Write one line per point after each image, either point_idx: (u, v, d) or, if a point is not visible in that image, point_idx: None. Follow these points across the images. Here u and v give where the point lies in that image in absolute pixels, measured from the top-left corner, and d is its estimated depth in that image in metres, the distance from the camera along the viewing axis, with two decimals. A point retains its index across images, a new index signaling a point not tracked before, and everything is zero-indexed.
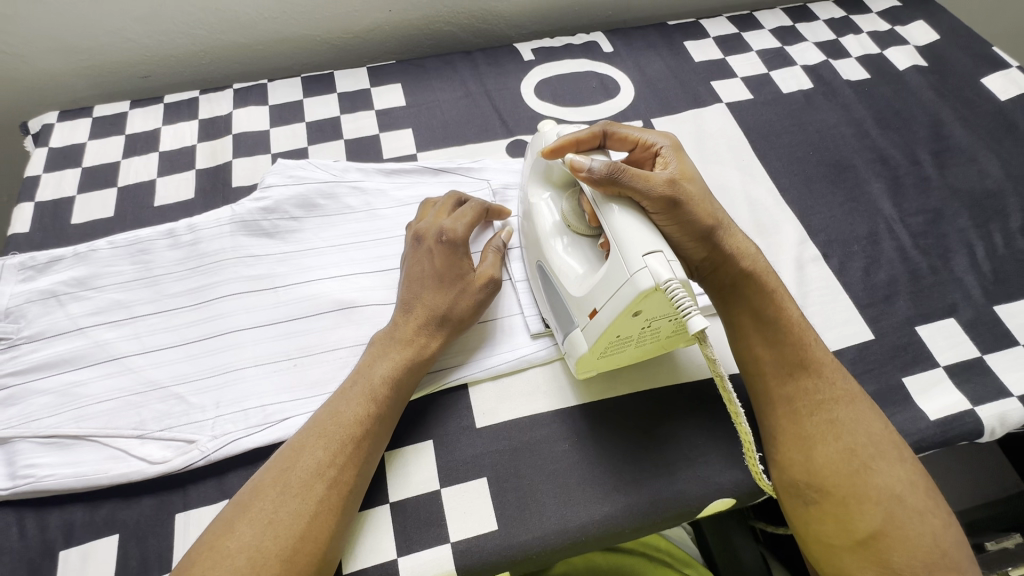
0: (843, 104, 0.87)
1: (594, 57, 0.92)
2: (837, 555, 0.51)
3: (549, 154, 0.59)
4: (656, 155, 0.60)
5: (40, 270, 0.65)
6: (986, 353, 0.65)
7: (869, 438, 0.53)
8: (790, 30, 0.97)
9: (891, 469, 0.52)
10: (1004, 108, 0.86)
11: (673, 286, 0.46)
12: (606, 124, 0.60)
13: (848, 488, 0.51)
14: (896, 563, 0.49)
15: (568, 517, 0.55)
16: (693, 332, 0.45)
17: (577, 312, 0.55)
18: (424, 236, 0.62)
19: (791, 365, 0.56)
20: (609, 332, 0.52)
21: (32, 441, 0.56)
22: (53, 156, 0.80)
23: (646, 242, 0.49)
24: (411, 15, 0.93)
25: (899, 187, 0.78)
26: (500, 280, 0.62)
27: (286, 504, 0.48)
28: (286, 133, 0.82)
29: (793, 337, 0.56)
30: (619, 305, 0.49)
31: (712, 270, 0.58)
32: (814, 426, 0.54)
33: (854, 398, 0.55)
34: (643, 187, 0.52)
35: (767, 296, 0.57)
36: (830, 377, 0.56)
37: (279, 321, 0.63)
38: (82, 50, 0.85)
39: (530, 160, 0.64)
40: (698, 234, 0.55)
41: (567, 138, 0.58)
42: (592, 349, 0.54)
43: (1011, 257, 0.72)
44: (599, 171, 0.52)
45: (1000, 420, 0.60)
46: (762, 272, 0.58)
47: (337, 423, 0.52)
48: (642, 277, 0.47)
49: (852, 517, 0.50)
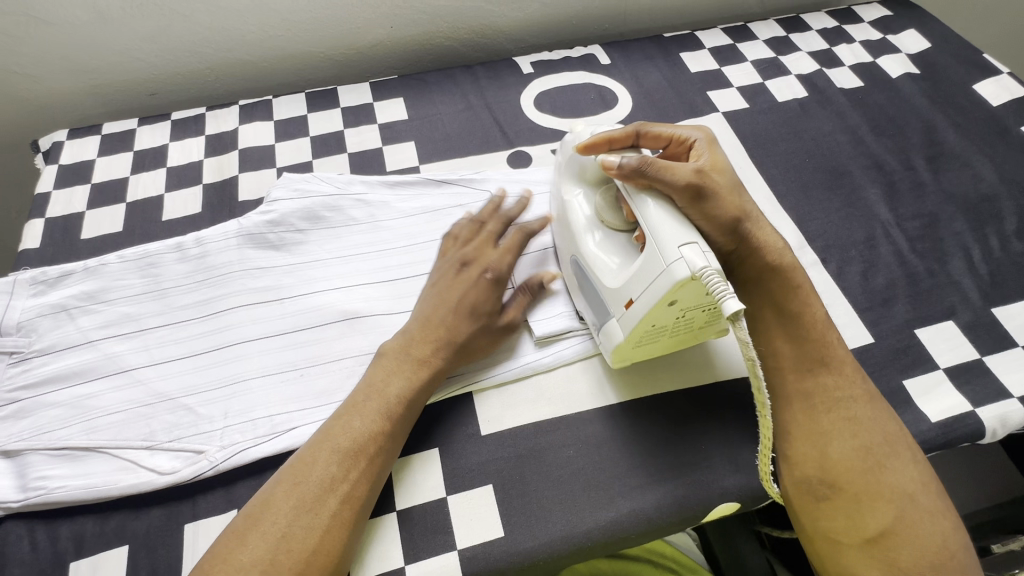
0: (838, 111, 0.88)
1: (592, 69, 0.94)
2: (843, 553, 0.51)
3: (583, 150, 0.61)
4: (690, 149, 0.62)
5: (52, 284, 0.67)
6: (985, 355, 0.65)
7: (886, 437, 0.54)
8: (783, 40, 0.99)
9: (905, 469, 0.53)
10: (995, 114, 0.87)
11: (708, 274, 0.48)
12: (640, 124, 0.62)
13: (860, 484, 0.52)
14: (903, 562, 0.49)
15: (574, 523, 0.55)
16: (727, 314, 0.46)
17: (612, 304, 0.57)
18: (472, 263, 0.64)
19: (810, 361, 0.57)
20: (645, 321, 0.53)
21: (44, 454, 0.57)
22: (64, 173, 0.82)
23: (681, 235, 0.51)
24: (412, 30, 0.95)
25: (895, 192, 0.79)
26: (518, 325, 0.64)
27: (300, 518, 0.49)
28: (291, 148, 0.84)
29: (815, 333, 0.58)
30: (655, 295, 0.51)
31: (739, 264, 0.59)
32: (831, 421, 0.54)
33: (872, 397, 0.56)
34: (668, 177, 0.54)
35: (791, 292, 0.58)
36: (850, 376, 0.57)
37: (286, 332, 0.64)
38: (91, 70, 0.87)
39: (564, 159, 0.65)
40: (727, 226, 0.56)
41: (601, 136, 0.60)
42: (628, 339, 0.56)
43: (1007, 259, 0.73)
44: (628, 166, 0.55)
45: (1001, 421, 0.61)
46: (791, 266, 0.59)
47: (351, 434, 0.53)
48: (679, 267, 0.49)
49: (861, 514, 0.51)
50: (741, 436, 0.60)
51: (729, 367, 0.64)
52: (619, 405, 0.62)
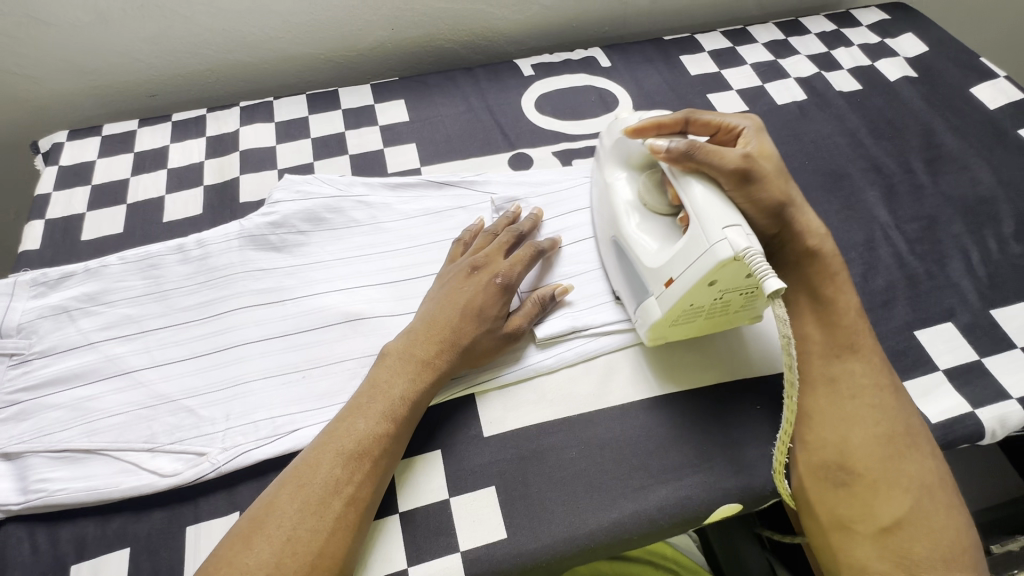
0: (837, 114, 0.89)
1: (593, 72, 0.94)
2: (856, 541, 0.53)
3: (631, 134, 0.63)
4: (738, 137, 0.64)
5: (52, 286, 0.67)
6: (984, 357, 0.66)
7: (908, 428, 0.55)
8: (783, 44, 0.99)
9: (924, 462, 0.54)
10: (993, 117, 0.88)
11: (751, 254, 0.50)
12: (690, 111, 0.63)
13: (880, 473, 0.53)
14: (916, 553, 0.51)
15: (577, 525, 0.55)
16: (767, 292, 0.49)
17: (651, 282, 0.59)
18: (482, 268, 0.63)
19: (840, 346, 0.59)
20: (683, 300, 0.55)
21: (44, 456, 0.57)
22: (64, 174, 0.81)
23: (725, 218, 0.53)
24: (413, 32, 0.95)
25: (894, 194, 0.80)
26: (525, 331, 0.63)
27: (304, 521, 0.49)
28: (292, 149, 0.84)
29: (845, 319, 0.60)
30: (696, 274, 0.53)
31: (781, 247, 0.62)
32: (856, 409, 0.56)
33: (896, 388, 0.57)
34: (717, 162, 0.56)
35: (825, 276, 0.62)
36: (878, 365, 0.58)
37: (288, 333, 0.64)
38: (92, 71, 0.87)
39: (610, 141, 0.68)
40: (772, 211, 0.59)
41: (650, 121, 0.62)
42: (666, 316, 0.58)
43: (1005, 262, 0.73)
44: (676, 149, 0.57)
45: (1001, 422, 0.61)
46: (831, 254, 0.62)
47: (355, 436, 0.53)
48: (722, 247, 0.51)
49: (877, 503, 0.53)
50: (743, 438, 0.60)
51: (729, 368, 0.64)
52: (621, 407, 0.62)
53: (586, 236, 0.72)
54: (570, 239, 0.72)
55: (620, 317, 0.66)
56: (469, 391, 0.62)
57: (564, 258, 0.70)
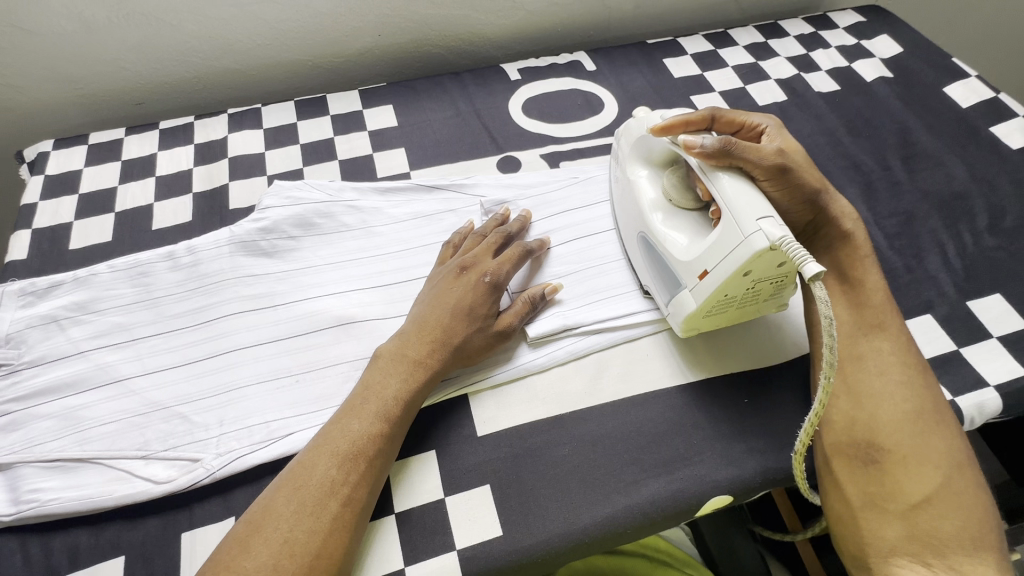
0: (816, 114, 0.91)
1: (578, 75, 0.96)
2: (887, 522, 0.53)
3: (660, 131, 0.63)
4: (761, 134, 0.66)
5: (41, 295, 0.66)
6: (962, 347, 0.68)
7: (936, 406, 0.57)
8: (763, 46, 1.01)
9: (952, 441, 0.56)
10: (965, 115, 0.91)
11: (787, 243, 0.52)
12: (713, 109, 0.65)
13: (909, 450, 0.55)
14: (945, 531, 0.52)
15: (573, 520, 0.56)
16: (807, 276, 0.50)
17: (684, 276, 0.60)
18: (470, 268, 0.64)
19: (867, 325, 0.61)
20: (718, 291, 0.56)
21: (35, 466, 0.57)
22: (50, 184, 0.81)
23: (758, 209, 0.54)
24: (400, 38, 0.96)
25: (873, 191, 0.82)
26: (517, 329, 0.64)
27: (300, 522, 0.49)
28: (281, 155, 0.84)
29: (874, 297, 0.62)
30: (732, 265, 0.54)
31: (816, 232, 0.65)
32: (883, 385, 0.57)
33: (923, 367, 0.59)
34: (755, 157, 0.58)
35: (855, 259, 0.64)
36: (905, 344, 0.60)
37: (281, 338, 0.65)
38: (78, 79, 0.87)
39: (630, 140, 0.69)
40: (806, 199, 0.63)
41: (677, 119, 0.63)
42: (701, 307, 0.59)
43: (980, 255, 0.75)
44: (712, 146, 0.58)
45: (978, 409, 0.63)
46: (861, 238, 0.65)
47: (349, 438, 0.53)
48: (758, 239, 0.52)
49: (905, 480, 0.54)
50: (732, 430, 0.62)
51: (715, 363, 0.66)
52: (613, 403, 0.63)
53: (574, 236, 0.73)
54: (559, 239, 0.73)
55: (610, 314, 0.67)
56: (460, 392, 0.62)
57: (553, 258, 0.71)
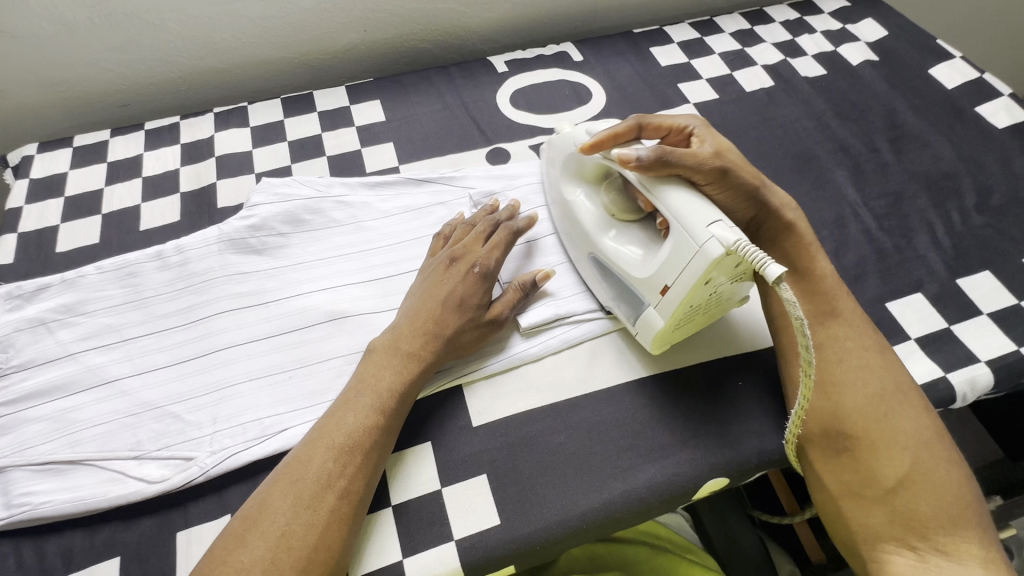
0: (803, 99, 0.91)
1: (565, 66, 0.95)
2: (868, 509, 0.54)
3: (590, 149, 0.62)
4: (689, 136, 0.65)
5: (28, 298, 0.66)
6: (954, 324, 0.68)
7: (896, 386, 0.57)
8: (749, 33, 1.02)
9: (916, 417, 0.56)
10: (951, 96, 0.91)
11: (743, 246, 0.50)
12: (638, 117, 0.63)
13: (877, 434, 0.55)
14: (924, 511, 0.52)
15: (569, 507, 0.56)
16: (771, 279, 0.48)
17: (646, 294, 0.59)
18: (460, 258, 0.64)
19: (822, 314, 0.60)
20: (683, 305, 0.56)
21: (27, 469, 0.56)
22: (36, 187, 0.80)
23: (707, 215, 0.53)
24: (386, 33, 0.96)
25: (861, 173, 0.82)
26: (508, 318, 0.63)
27: (298, 516, 0.49)
28: (269, 153, 0.83)
29: (823, 286, 0.62)
30: (692, 277, 0.53)
31: (759, 229, 0.65)
32: (844, 372, 0.57)
33: (881, 346, 0.59)
34: (694, 163, 0.58)
35: (802, 250, 0.63)
36: (859, 326, 0.60)
37: (272, 335, 0.64)
38: (60, 82, 0.86)
39: (561, 160, 0.69)
40: (748, 195, 0.62)
41: (606, 134, 0.61)
42: (668, 324, 0.58)
43: (969, 233, 0.76)
44: (648, 157, 0.56)
45: (970, 384, 0.64)
46: (805, 229, 0.64)
47: (346, 430, 0.53)
48: (712, 246, 0.51)
49: (880, 466, 0.54)
50: (727, 413, 0.62)
51: (709, 347, 0.66)
52: (607, 390, 0.63)
53: None
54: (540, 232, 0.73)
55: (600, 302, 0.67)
56: (456, 382, 0.62)
57: (544, 248, 0.71)
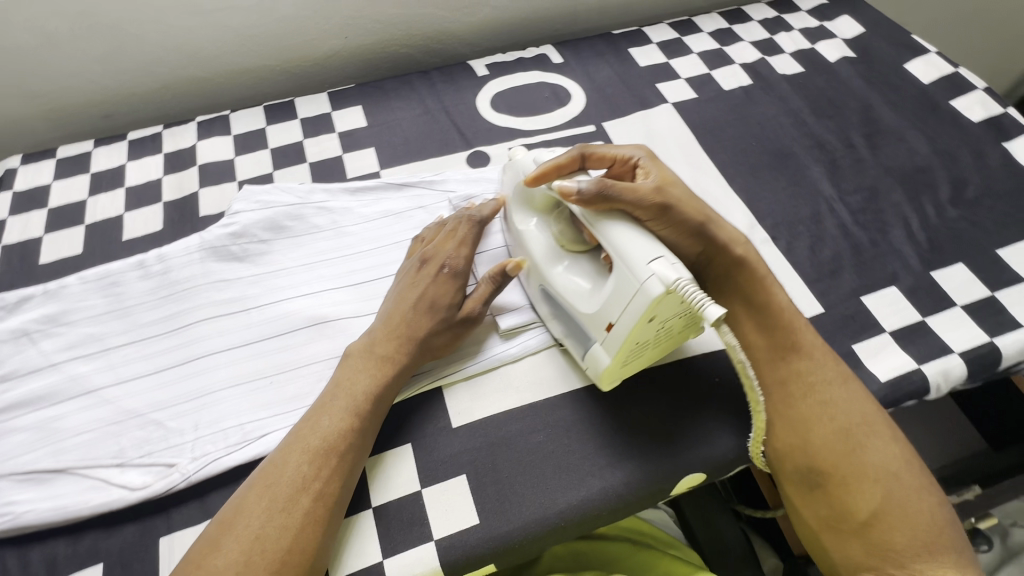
0: (780, 97, 0.92)
1: (545, 68, 0.96)
2: (844, 541, 0.54)
3: (533, 181, 0.61)
4: (635, 167, 0.63)
5: (11, 310, 0.66)
6: (928, 316, 0.69)
7: (863, 416, 0.57)
8: (727, 32, 1.02)
9: (884, 446, 0.55)
10: (926, 90, 0.92)
11: (683, 284, 0.49)
12: (582, 147, 0.62)
13: (847, 468, 0.55)
14: (898, 542, 0.52)
15: (547, 505, 0.57)
16: (710, 320, 0.48)
17: (593, 329, 0.58)
18: (429, 260, 0.64)
19: (781, 349, 0.60)
20: (628, 340, 0.54)
21: (10, 479, 0.57)
22: (19, 199, 0.81)
23: (649, 251, 0.52)
24: (367, 40, 0.97)
25: (837, 168, 0.83)
26: (480, 314, 0.63)
27: (272, 519, 0.49)
28: (251, 161, 0.84)
29: (781, 320, 0.61)
30: (635, 314, 0.52)
31: (709, 262, 0.63)
32: (808, 407, 0.57)
33: (845, 377, 0.59)
34: (633, 198, 0.56)
35: (755, 283, 0.62)
36: (821, 358, 0.60)
37: (253, 341, 0.65)
38: (43, 94, 0.87)
39: (512, 187, 0.66)
40: (692, 232, 0.60)
41: (548, 165, 0.60)
42: (614, 360, 0.57)
43: (943, 226, 0.77)
44: (588, 191, 0.55)
45: (944, 375, 0.65)
46: (757, 260, 0.63)
47: (320, 434, 0.54)
48: (653, 284, 0.50)
49: (851, 499, 0.54)
50: (704, 408, 0.63)
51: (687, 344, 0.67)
52: (585, 389, 0.63)
53: None
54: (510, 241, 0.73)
55: None
56: (434, 384, 0.63)
57: None
